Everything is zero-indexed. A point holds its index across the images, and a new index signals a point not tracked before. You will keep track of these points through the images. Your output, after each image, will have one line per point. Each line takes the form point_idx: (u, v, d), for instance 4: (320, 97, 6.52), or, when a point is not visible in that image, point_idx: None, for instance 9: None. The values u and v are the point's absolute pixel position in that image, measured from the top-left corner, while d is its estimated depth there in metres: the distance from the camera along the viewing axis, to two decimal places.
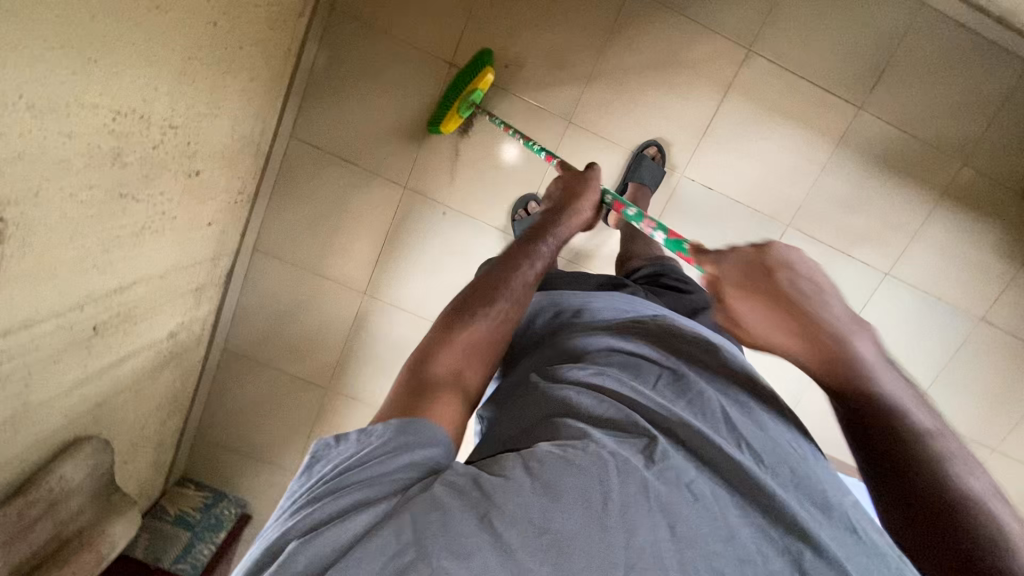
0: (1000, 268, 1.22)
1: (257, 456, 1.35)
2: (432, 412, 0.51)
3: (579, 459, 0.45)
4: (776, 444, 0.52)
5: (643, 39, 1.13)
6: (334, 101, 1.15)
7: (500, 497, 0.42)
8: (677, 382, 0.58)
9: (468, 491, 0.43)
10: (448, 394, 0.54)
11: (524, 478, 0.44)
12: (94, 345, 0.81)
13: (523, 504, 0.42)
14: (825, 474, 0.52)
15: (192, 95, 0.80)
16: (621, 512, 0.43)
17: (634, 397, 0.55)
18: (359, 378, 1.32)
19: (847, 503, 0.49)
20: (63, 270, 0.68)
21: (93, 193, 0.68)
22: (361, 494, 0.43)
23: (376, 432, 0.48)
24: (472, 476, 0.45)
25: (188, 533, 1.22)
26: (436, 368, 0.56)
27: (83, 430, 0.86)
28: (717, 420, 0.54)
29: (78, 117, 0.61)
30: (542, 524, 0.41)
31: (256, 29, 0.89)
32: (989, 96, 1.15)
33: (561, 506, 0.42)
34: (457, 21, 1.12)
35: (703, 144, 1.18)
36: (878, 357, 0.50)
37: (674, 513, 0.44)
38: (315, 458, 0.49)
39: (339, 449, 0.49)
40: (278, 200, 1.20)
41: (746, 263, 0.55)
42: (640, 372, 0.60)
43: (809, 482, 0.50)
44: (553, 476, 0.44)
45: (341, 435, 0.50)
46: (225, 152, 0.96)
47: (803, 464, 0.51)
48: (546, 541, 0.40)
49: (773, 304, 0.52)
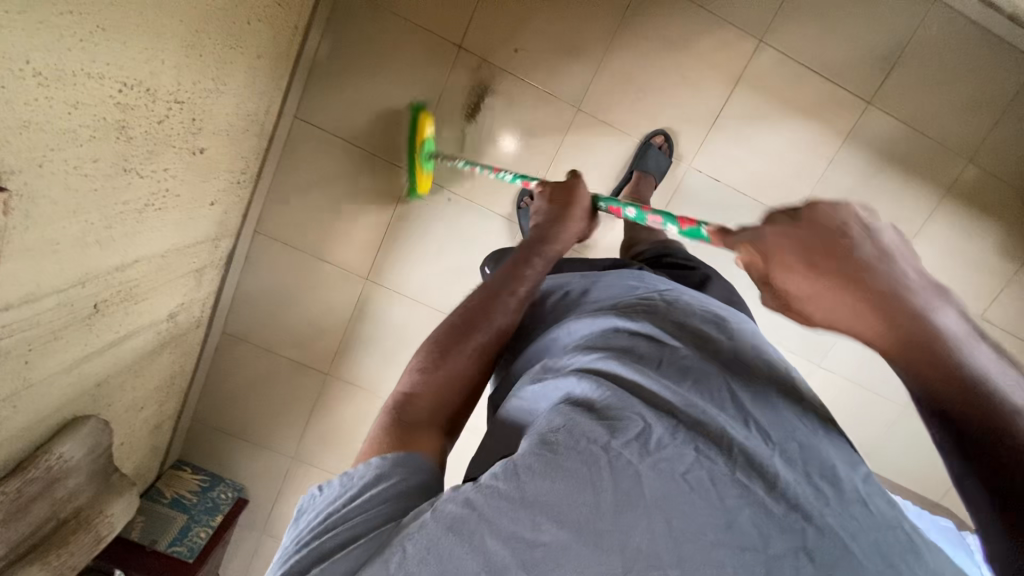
0: (1001, 267, 1.21)
1: (254, 438, 1.35)
2: (415, 449, 0.54)
3: (568, 458, 0.46)
4: (787, 421, 0.51)
5: (654, 27, 1.11)
6: (338, 83, 1.13)
7: (487, 512, 0.44)
8: (674, 363, 0.56)
9: (452, 511, 0.44)
10: (427, 434, 0.57)
11: (510, 487, 0.45)
12: (94, 324, 0.80)
13: (512, 518, 0.44)
14: (835, 446, 0.50)
15: (198, 70, 0.78)
16: (615, 515, 0.44)
17: (633, 385, 0.53)
18: (356, 362, 1.32)
19: (858, 479, 0.47)
20: (65, 246, 0.67)
21: (96, 167, 0.67)
22: (349, 532, 0.46)
23: (359, 472, 0.51)
24: (463, 489, 0.46)
25: (184, 517, 1.23)
26: (416, 408, 0.59)
27: (82, 408, 0.86)
28: (723, 398, 0.52)
29: (84, 88, 0.60)
30: (530, 538, 0.43)
31: (263, 5, 0.87)
32: (1001, 94, 1.13)
33: (550, 514, 0.44)
34: (466, 3, 1.10)
35: (711, 136, 1.17)
36: (964, 327, 0.38)
37: (671, 505, 0.44)
38: (302, 509, 0.51)
39: (321, 496, 0.51)
40: (279, 182, 1.19)
41: (796, 233, 0.42)
42: (641, 354, 0.58)
43: (818, 457, 0.48)
44: (542, 484, 0.45)
45: (323, 482, 0.52)
46: (229, 131, 0.95)
47: (813, 439, 0.49)
48: (536, 553, 0.43)
49: (832, 275, 0.39)
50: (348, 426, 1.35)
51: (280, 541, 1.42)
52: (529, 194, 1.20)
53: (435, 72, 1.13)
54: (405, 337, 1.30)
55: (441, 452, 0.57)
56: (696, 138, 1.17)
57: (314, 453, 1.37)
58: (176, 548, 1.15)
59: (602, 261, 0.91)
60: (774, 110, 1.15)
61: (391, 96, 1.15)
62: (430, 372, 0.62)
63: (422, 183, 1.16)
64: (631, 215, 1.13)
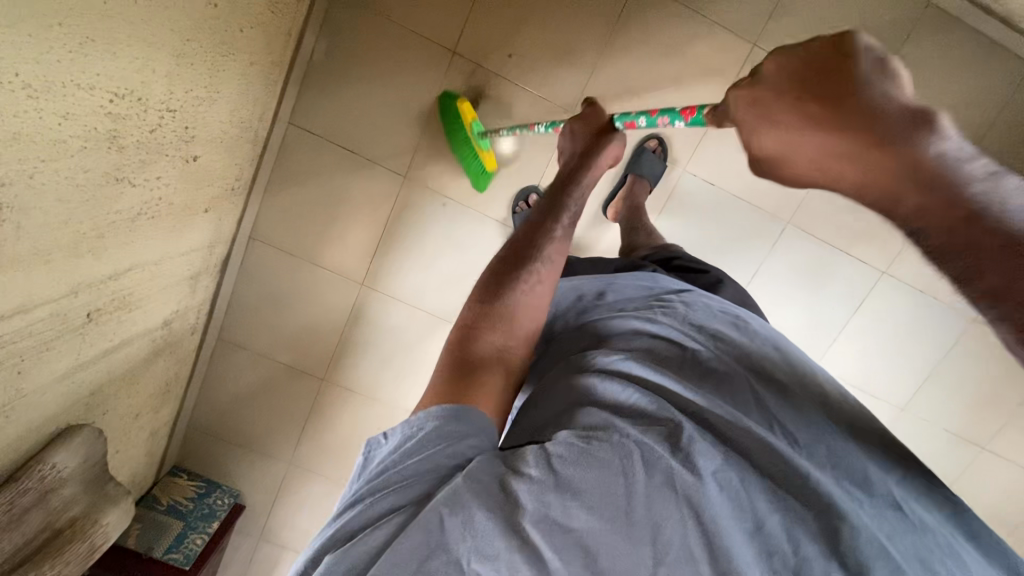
0: None
1: (251, 444, 1.35)
2: (478, 397, 0.55)
3: (599, 452, 0.48)
4: (812, 421, 0.53)
5: (648, 32, 1.11)
6: (333, 89, 1.13)
7: (521, 497, 0.45)
8: (698, 361, 0.59)
9: (491, 492, 0.46)
10: (493, 375, 0.58)
11: (546, 477, 0.46)
12: (87, 333, 0.80)
13: (545, 504, 0.45)
14: (864, 448, 0.52)
15: (191, 78, 0.78)
16: (645, 505, 0.46)
17: (659, 385, 0.56)
18: (353, 367, 1.31)
19: (890, 483, 0.49)
20: (57, 256, 0.67)
21: (88, 177, 0.67)
22: (398, 497, 0.46)
23: (417, 421, 0.51)
24: (498, 474, 0.47)
25: (181, 523, 1.22)
26: (479, 349, 0.60)
27: (76, 418, 0.86)
28: (748, 401, 0.54)
29: (74, 99, 0.60)
30: (563, 525, 0.45)
31: (257, 13, 0.87)
32: (994, 97, 1.14)
33: (581, 505, 0.46)
34: (461, 9, 1.10)
35: (706, 140, 1.17)
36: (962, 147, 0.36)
37: (698, 502, 0.46)
38: (366, 457, 0.52)
39: (388, 444, 0.51)
40: (275, 188, 1.19)
41: (783, 82, 0.44)
42: (666, 354, 0.60)
43: (850, 460, 0.50)
44: (574, 473, 0.47)
45: (388, 432, 0.52)
46: (224, 138, 0.95)
47: (842, 440, 0.52)
48: (568, 541, 0.44)
49: (813, 120, 0.41)
50: (345, 431, 1.35)
51: (278, 547, 1.42)
52: (524, 199, 1.20)
53: (430, 78, 1.13)
54: (402, 343, 1.30)
55: (504, 395, 0.58)
56: (690, 141, 1.17)
57: (311, 459, 1.36)
58: (173, 555, 1.15)
59: (616, 261, 0.92)
60: None
61: (385, 101, 1.15)
62: (487, 319, 0.63)
63: (490, 161, 1.13)
64: (627, 220, 1.13)
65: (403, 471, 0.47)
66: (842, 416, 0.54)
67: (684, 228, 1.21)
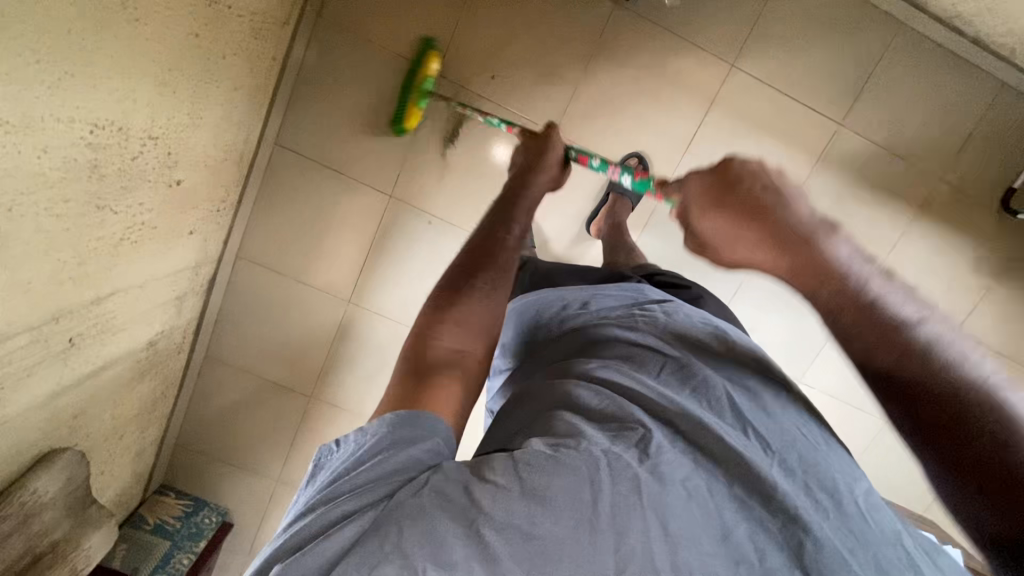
0: (974, 283, 1.23)
1: (239, 462, 1.35)
2: (430, 400, 0.55)
3: (569, 458, 0.48)
4: (784, 430, 0.54)
5: (628, 53, 1.13)
6: (318, 110, 1.15)
7: (487, 504, 0.45)
8: (667, 365, 0.60)
9: (456, 498, 0.45)
10: (446, 378, 0.58)
11: (513, 483, 0.46)
12: (69, 357, 0.81)
13: (511, 511, 0.44)
14: (833, 455, 0.53)
15: (173, 105, 0.80)
16: (613, 514, 0.45)
17: (634, 390, 0.56)
18: (340, 385, 1.32)
19: (857, 492, 0.50)
20: (37, 285, 0.68)
21: (68, 206, 0.68)
22: (351, 503, 0.46)
23: (371, 429, 0.52)
24: (464, 479, 0.47)
25: (167, 542, 1.22)
26: (434, 351, 0.60)
27: (58, 441, 0.86)
28: (723, 409, 0.55)
29: (54, 132, 0.61)
30: (528, 530, 0.44)
31: (240, 39, 0.89)
32: (967, 115, 1.16)
33: (548, 511, 0.44)
34: (443, 32, 1.12)
35: (687, 158, 1.18)
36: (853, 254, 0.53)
37: (665, 511, 0.46)
38: (319, 465, 0.53)
39: (338, 452, 0.52)
40: (261, 208, 1.20)
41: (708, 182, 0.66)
42: (642, 362, 0.61)
43: (818, 469, 0.51)
44: (540, 477, 0.46)
45: (340, 440, 0.54)
46: (208, 161, 0.96)
47: (806, 445, 0.53)
48: (533, 545, 0.43)
49: (741, 219, 0.60)
50: None
51: None
52: None
53: (414, 99, 1.15)
54: (389, 360, 1.31)
55: (463, 401, 0.58)
56: (671, 159, 1.19)
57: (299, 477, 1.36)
58: None
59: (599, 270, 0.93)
60: (748, 131, 1.17)
61: (370, 123, 1.16)
62: (453, 313, 0.64)
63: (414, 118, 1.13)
64: (610, 238, 1.14)
65: (351, 466, 0.48)
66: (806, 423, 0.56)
67: (668, 245, 1.23)
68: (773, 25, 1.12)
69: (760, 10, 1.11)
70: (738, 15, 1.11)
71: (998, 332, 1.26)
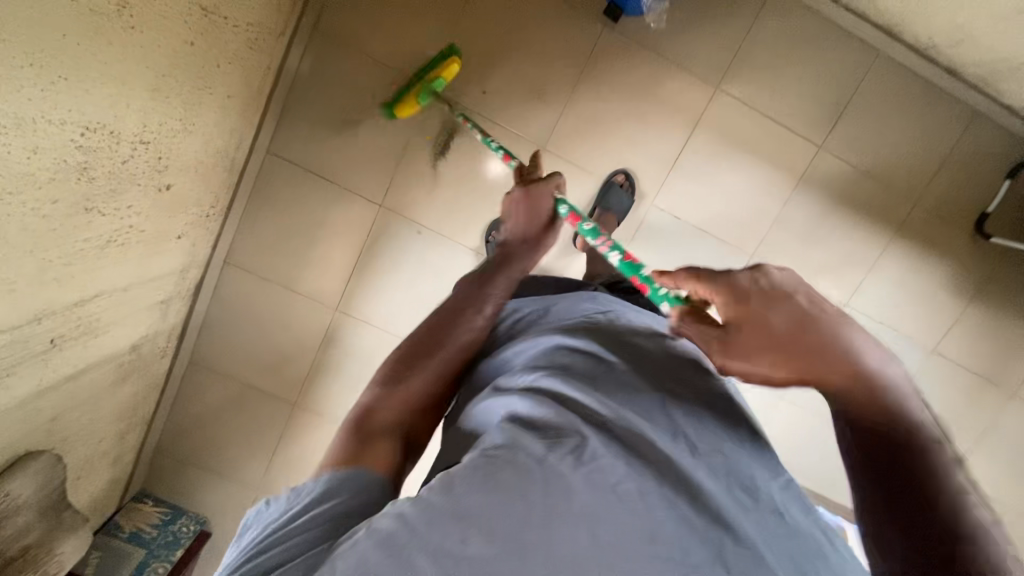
0: (950, 303, 1.26)
1: (219, 470, 1.33)
2: (371, 458, 0.55)
3: (501, 471, 0.43)
4: (713, 436, 0.53)
5: (616, 73, 1.16)
6: (310, 119, 1.16)
7: (412, 530, 0.39)
8: (598, 379, 0.58)
9: (387, 529, 0.40)
10: (388, 440, 0.59)
11: (443, 499, 0.42)
12: (50, 359, 0.80)
13: (436, 531, 0.39)
14: (756, 462, 0.52)
15: (165, 111, 0.81)
16: (551, 525, 0.40)
17: (571, 398, 0.53)
18: (324, 392, 1.31)
19: (773, 490, 0.49)
20: (21, 284, 0.68)
21: (56, 207, 0.68)
22: (281, 554, 0.43)
23: (305, 489, 0.50)
24: (399, 506, 0.43)
25: (143, 551, 1.19)
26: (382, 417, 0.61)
27: (36, 443, 0.85)
28: (655, 416, 0.54)
29: (45, 133, 0.62)
30: (456, 550, 0.38)
31: (235, 48, 0.90)
32: (942, 140, 1.19)
33: (476, 527, 0.39)
34: (437, 48, 1.14)
35: (672, 175, 1.21)
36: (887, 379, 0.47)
37: (597, 519, 0.41)
38: (247, 526, 0.49)
39: (269, 512, 0.49)
40: (251, 214, 1.20)
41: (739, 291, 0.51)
42: (583, 371, 0.59)
43: (740, 471, 0.50)
44: (472, 493, 0.41)
45: (273, 498, 0.50)
46: (199, 167, 0.97)
47: (734, 459, 0.51)
48: (457, 565, 0.37)
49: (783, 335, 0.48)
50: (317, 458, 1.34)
51: None
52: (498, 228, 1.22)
53: (406, 112, 1.17)
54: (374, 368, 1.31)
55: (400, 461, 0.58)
56: (657, 176, 1.21)
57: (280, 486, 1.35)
58: None
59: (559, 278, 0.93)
60: (732, 151, 1.20)
61: (362, 133, 1.18)
62: (404, 370, 0.67)
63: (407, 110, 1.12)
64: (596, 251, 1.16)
65: (291, 524, 0.45)
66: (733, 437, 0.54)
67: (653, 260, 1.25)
68: (756, 49, 1.15)
69: (744, 35, 1.15)
70: (723, 39, 1.15)
71: (975, 352, 1.28)
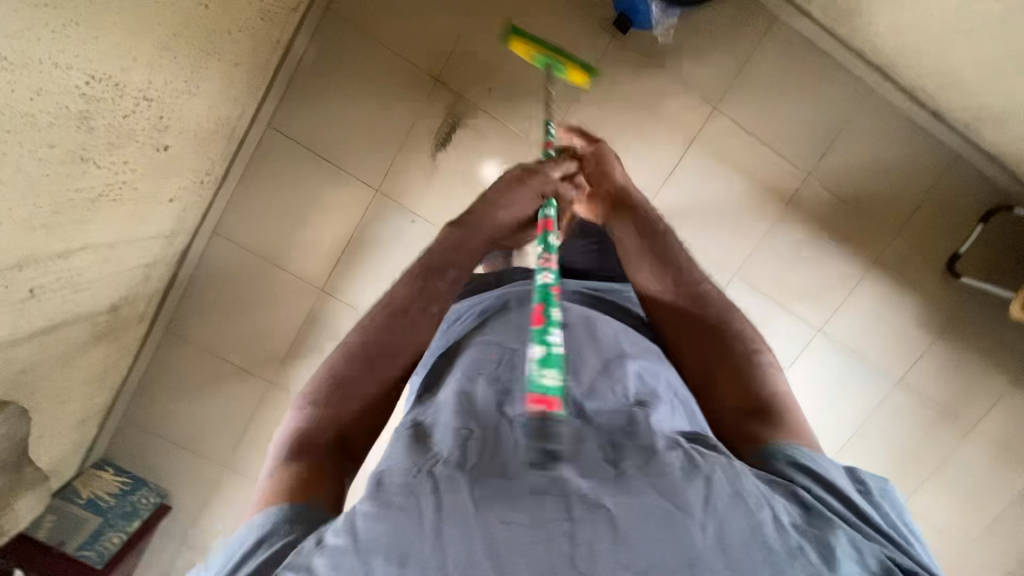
0: (917, 337, 1.31)
1: (185, 444, 1.31)
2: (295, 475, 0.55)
3: (397, 495, 0.45)
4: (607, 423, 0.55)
5: (619, 84, 1.19)
6: (313, 98, 1.17)
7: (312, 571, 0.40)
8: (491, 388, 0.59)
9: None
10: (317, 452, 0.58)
11: (347, 530, 0.42)
12: (28, 309, 0.78)
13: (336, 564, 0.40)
14: (649, 432, 0.53)
15: (172, 70, 0.80)
16: (439, 531, 0.42)
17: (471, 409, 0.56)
18: (301, 373, 1.30)
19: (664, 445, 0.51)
20: (8, 227, 0.66)
21: (52, 152, 0.67)
22: None
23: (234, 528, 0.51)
24: (310, 545, 0.43)
25: (99, 519, 1.17)
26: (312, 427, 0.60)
27: (4, 394, 0.83)
28: (551, 409, 0.56)
29: (50, 76, 0.61)
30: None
31: (247, 17, 0.91)
32: (922, 179, 1.24)
33: (377, 549, 0.41)
34: (447, 41, 1.16)
35: (665, 189, 1.24)
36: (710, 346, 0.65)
37: (492, 513, 0.43)
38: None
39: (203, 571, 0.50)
40: (245, 187, 1.20)
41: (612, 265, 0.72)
42: (485, 379, 0.61)
43: (630, 441, 0.52)
44: (373, 520, 0.43)
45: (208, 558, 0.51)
46: (199, 131, 0.96)
47: (637, 434, 0.53)
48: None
49: None
50: None
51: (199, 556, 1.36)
52: None
53: (410, 101, 1.18)
54: None
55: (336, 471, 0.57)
56: (651, 188, 1.24)
57: (247, 465, 1.33)
58: (87, 552, 1.10)
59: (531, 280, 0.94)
60: (723, 171, 1.24)
61: (365, 117, 1.18)
62: (326, 381, 0.63)
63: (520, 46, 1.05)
64: None
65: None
66: (634, 420, 0.56)
67: None
68: (756, 75, 1.19)
69: (745, 61, 1.19)
70: (724, 62, 1.19)
71: (937, 386, 1.33)
